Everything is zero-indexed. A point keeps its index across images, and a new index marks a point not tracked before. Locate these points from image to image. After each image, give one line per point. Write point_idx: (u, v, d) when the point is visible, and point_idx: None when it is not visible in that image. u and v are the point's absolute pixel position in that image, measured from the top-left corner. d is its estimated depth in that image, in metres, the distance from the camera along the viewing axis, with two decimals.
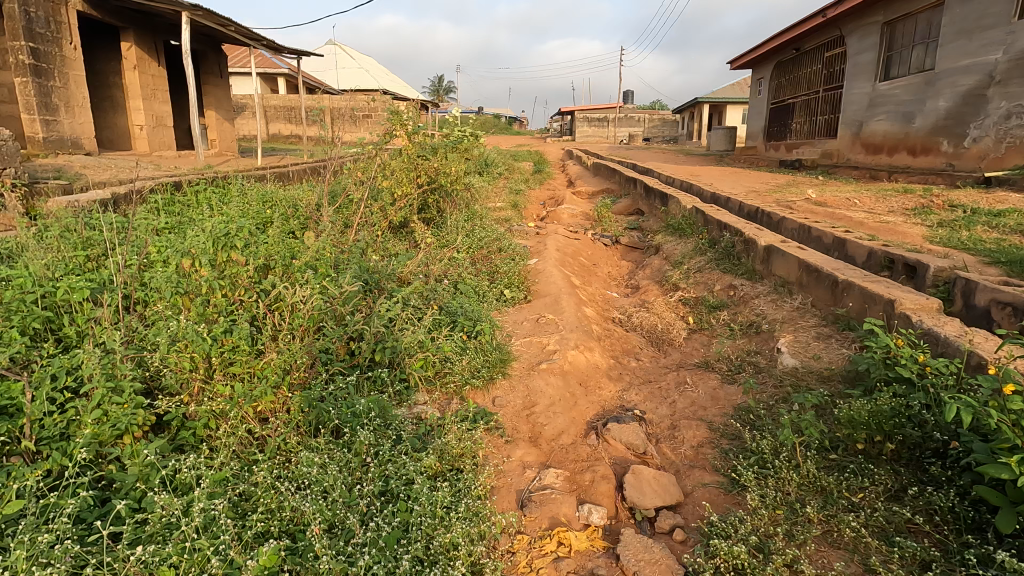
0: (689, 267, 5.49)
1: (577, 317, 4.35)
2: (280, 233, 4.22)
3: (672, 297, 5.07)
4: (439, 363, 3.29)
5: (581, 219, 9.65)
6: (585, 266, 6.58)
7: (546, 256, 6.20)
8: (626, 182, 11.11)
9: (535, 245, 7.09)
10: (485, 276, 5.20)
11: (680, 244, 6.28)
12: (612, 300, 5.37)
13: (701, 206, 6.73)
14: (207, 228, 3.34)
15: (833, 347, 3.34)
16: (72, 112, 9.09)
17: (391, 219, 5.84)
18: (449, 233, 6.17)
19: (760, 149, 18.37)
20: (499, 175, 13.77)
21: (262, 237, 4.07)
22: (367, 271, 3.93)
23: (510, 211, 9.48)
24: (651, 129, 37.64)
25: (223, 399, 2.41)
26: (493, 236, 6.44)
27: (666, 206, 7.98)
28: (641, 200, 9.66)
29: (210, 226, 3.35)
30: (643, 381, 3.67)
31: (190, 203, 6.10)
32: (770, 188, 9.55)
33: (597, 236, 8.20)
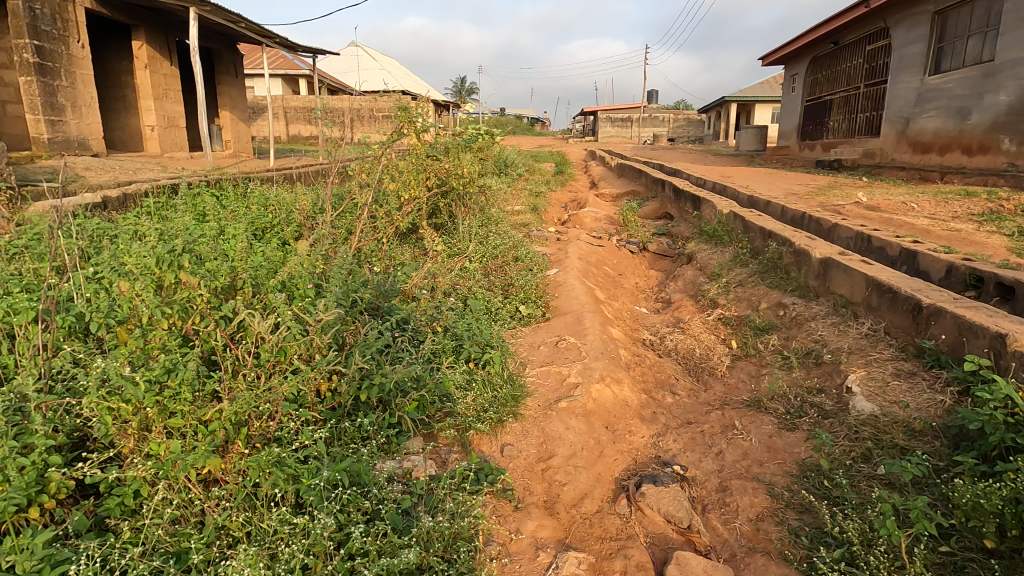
0: (729, 281, 4.87)
1: (602, 340, 3.79)
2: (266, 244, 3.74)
3: (710, 315, 4.47)
4: (437, 403, 2.77)
5: (604, 223, 9.05)
6: (609, 276, 6.00)
7: (567, 266, 5.65)
8: (653, 184, 10.46)
9: (556, 253, 6.54)
10: (499, 291, 4.66)
11: (717, 254, 5.65)
12: (642, 318, 4.78)
13: (740, 211, 6.09)
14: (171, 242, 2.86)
15: (920, 390, 2.72)
16: (80, 113, 8.84)
17: (397, 225, 5.34)
18: (461, 240, 5.64)
19: (793, 149, 17.52)
20: (519, 176, 13.24)
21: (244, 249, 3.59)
22: (360, 288, 3.42)
23: (529, 215, 8.94)
24: (677, 129, 36.69)
25: (157, 462, 1.91)
26: (509, 244, 5.90)
27: (698, 210, 7.34)
28: (669, 203, 9.02)
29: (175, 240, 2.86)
30: (682, 423, 3.09)
31: (184, 208, 5.68)
32: (811, 190, 8.84)
33: (623, 242, 7.60)
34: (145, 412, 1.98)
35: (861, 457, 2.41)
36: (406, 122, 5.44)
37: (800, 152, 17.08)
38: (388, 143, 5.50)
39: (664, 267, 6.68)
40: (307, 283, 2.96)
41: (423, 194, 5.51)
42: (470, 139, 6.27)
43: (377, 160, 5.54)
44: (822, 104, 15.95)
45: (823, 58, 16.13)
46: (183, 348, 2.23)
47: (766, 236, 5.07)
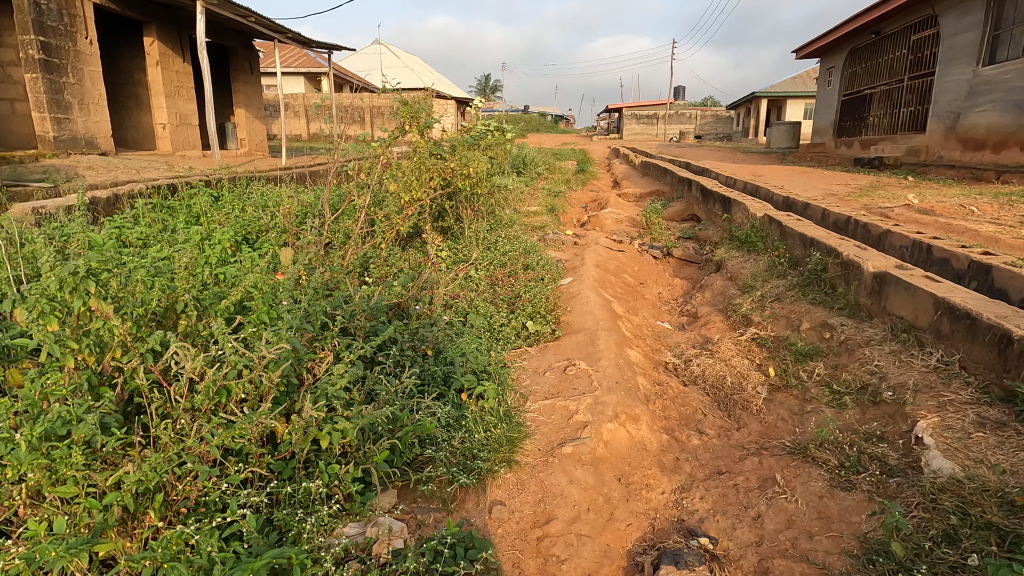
0: (764, 295, 4.32)
1: (618, 366, 3.30)
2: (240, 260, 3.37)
3: (743, 335, 3.93)
4: (414, 448, 2.34)
5: (626, 225, 8.50)
6: (629, 285, 5.48)
7: (582, 275, 5.16)
8: (678, 183, 9.86)
9: (571, 259, 6.05)
10: (504, 304, 4.19)
11: (750, 262, 5.09)
12: (664, 335, 4.27)
13: (775, 214, 5.52)
14: (109, 263, 2.48)
15: (1015, 447, 2.18)
16: (88, 110, 8.67)
17: (397, 230, 4.91)
18: (466, 247, 5.19)
19: (829, 146, 16.65)
20: (538, 175, 12.77)
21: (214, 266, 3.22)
22: (338, 308, 3.02)
23: (546, 217, 8.45)
24: (703, 126, 35.67)
25: (34, 547, 1.49)
26: (520, 250, 5.42)
27: (728, 212, 6.76)
28: (696, 204, 8.43)
29: (114, 263, 2.48)
30: (711, 472, 2.59)
31: (177, 212, 5.36)
32: (852, 191, 8.16)
33: (645, 247, 7.06)
34: (27, 478, 1.57)
35: (944, 538, 1.90)
36: (407, 116, 5.04)
37: (836, 149, 16.22)
38: (389, 140, 5.08)
39: (690, 275, 6.13)
40: (269, 306, 2.56)
41: (426, 196, 5.08)
42: (479, 136, 5.82)
43: (377, 159, 5.13)
44: (860, 99, 15.08)
45: (863, 50, 15.24)
46: (95, 393, 1.84)
47: (807, 244, 4.50)
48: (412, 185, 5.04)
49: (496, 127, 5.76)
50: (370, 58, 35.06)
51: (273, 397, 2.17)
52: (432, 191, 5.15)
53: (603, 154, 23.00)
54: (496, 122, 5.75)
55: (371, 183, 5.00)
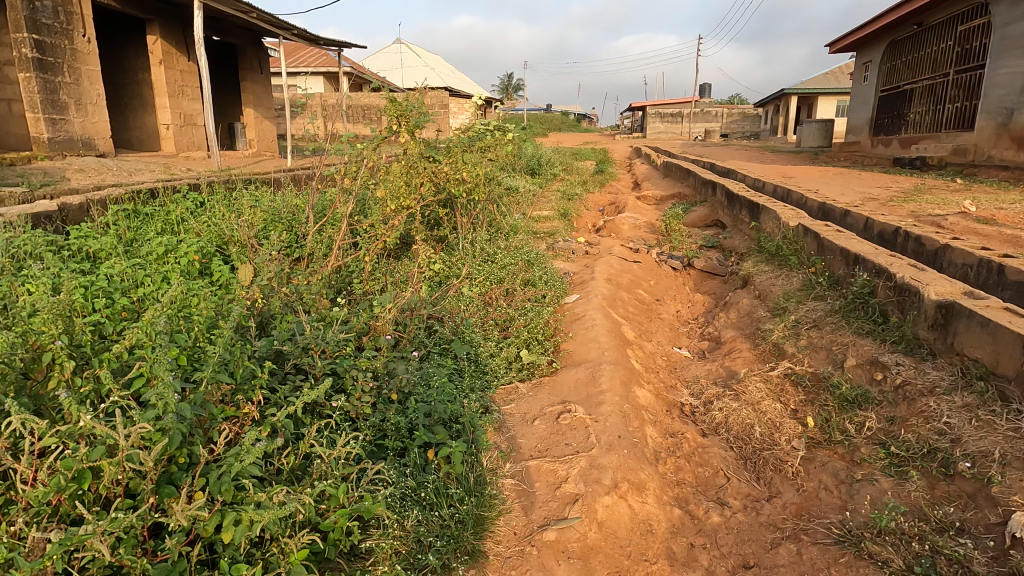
0: (800, 322, 3.72)
1: (623, 414, 2.76)
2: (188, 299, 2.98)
3: (776, 371, 3.33)
4: (351, 538, 1.85)
5: (645, 231, 7.89)
6: (644, 303, 4.91)
7: (590, 291, 4.61)
8: (702, 186, 9.21)
9: (580, 271, 5.50)
10: (496, 330, 3.67)
11: (783, 280, 4.47)
12: (681, 367, 3.69)
13: (811, 223, 4.87)
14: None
15: None
16: (85, 111, 8.41)
17: (382, 243, 4.43)
18: (460, 262, 4.68)
19: (864, 145, 15.73)
20: (554, 177, 12.20)
21: (155, 308, 2.83)
22: (288, 350, 2.60)
23: (558, 223, 7.90)
24: (729, 124, 34.59)
25: None
26: (521, 262, 4.88)
27: (757, 219, 6.11)
28: (721, 209, 7.78)
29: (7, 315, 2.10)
30: (735, 568, 2.02)
31: (153, 222, 4.96)
32: (895, 195, 7.43)
33: (664, 256, 6.46)
34: None
35: None
36: (393, 113, 4.55)
37: (872, 148, 15.30)
38: (375, 141, 4.60)
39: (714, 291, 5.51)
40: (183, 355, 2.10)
41: (415, 204, 4.58)
42: (478, 136, 5.32)
43: (360, 163, 4.64)
44: (899, 94, 14.15)
45: (903, 42, 14.29)
46: None
47: (851, 261, 3.88)
48: (401, 191, 4.55)
49: (497, 125, 5.22)
50: (390, 57, 34.84)
51: (167, 476, 1.70)
52: (423, 198, 4.65)
53: (625, 154, 22.29)
54: (497, 119, 5.22)
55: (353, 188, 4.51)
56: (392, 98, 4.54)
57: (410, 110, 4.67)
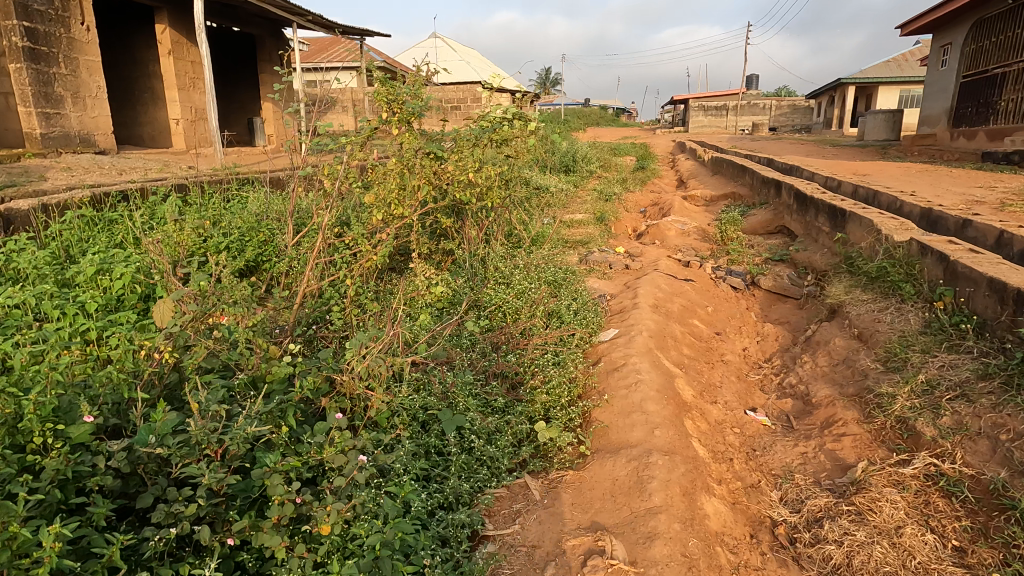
0: (938, 389, 2.62)
1: (689, 562, 1.77)
2: (76, 369, 2.18)
3: (911, 470, 2.27)
4: None
5: (695, 240, 6.78)
6: (701, 339, 3.84)
7: (632, 325, 3.61)
8: (760, 185, 7.99)
9: (620, 292, 4.49)
10: (503, 390, 2.70)
11: (895, 319, 3.34)
12: (764, 445, 2.66)
13: (928, 238, 3.72)
14: None
15: None
16: (83, 104, 7.83)
17: (367, 264, 3.53)
18: (466, 288, 3.73)
19: (941, 137, 14.04)
20: (590, 174, 11.14)
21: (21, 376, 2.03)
22: (168, 457, 1.72)
23: (593, 229, 6.87)
24: (779, 116, 32.57)
25: None
26: (544, 287, 3.88)
27: (841, 228, 4.95)
28: (788, 213, 6.58)
29: None
30: None
31: (111, 232, 4.22)
32: (1008, 197, 6.09)
33: (722, 272, 5.36)
34: None
35: None
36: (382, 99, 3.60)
37: (951, 141, 13.62)
38: (362, 135, 3.66)
39: (789, 323, 4.39)
40: None
41: (410, 213, 3.63)
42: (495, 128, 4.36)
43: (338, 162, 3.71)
44: (986, 80, 12.46)
45: (993, 20, 12.56)
46: None
47: (1009, 300, 2.75)
48: (389, 197, 3.58)
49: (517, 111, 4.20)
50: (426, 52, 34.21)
51: None
52: (419, 208, 3.69)
53: (667, 148, 20.90)
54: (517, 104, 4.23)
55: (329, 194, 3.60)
56: (381, 77, 3.58)
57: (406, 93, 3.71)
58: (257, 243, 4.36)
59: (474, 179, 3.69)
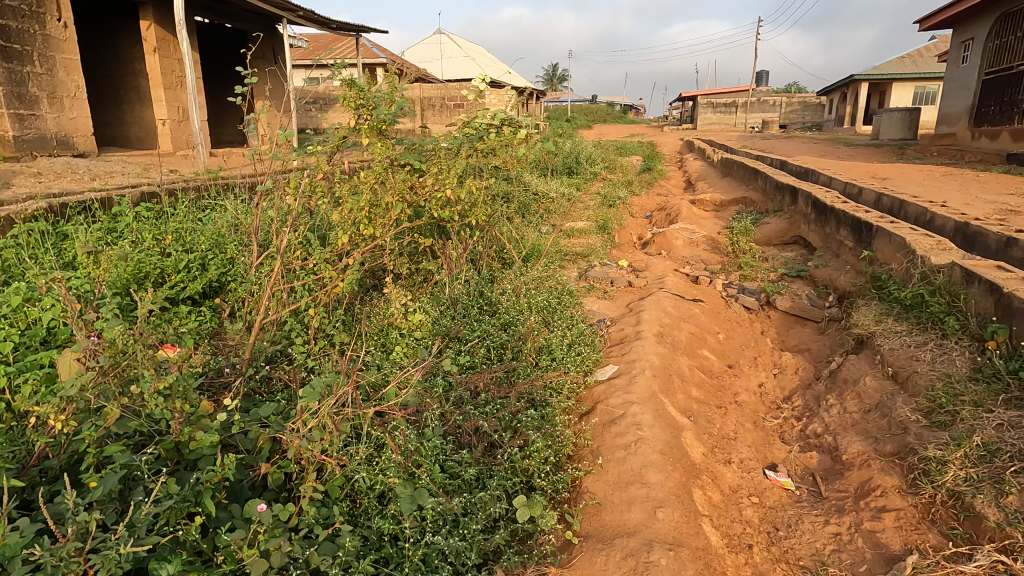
0: (1000, 456, 2.19)
1: None
2: None
3: (974, 569, 1.85)
4: None
5: (706, 250, 6.32)
6: (714, 377, 3.40)
7: (633, 360, 3.19)
8: (774, 190, 7.52)
9: (621, 316, 4.08)
10: (477, 450, 2.31)
11: (938, 359, 2.90)
12: (788, 521, 2.23)
13: (972, 262, 3.27)
14: None
15: None
16: (61, 104, 7.47)
17: (332, 292, 3.13)
18: (448, 319, 3.31)
19: (961, 137, 13.48)
20: (594, 176, 10.70)
21: None
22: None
23: (595, 238, 6.45)
24: (788, 113, 31.90)
25: None
26: (536, 315, 3.47)
27: (866, 244, 4.49)
28: (804, 222, 6.12)
29: None
30: None
31: (59, 250, 3.84)
32: None
33: (735, 290, 4.91)
34: None
35: None
36: (351, 103, 3.17)
37: (971, 141, 13.05)
38: (328, 142, 3.21)
39: (812, 352, 3.94)
40: None
41: (383, 233, 3.14)
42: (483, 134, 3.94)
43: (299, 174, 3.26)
44: (1010, 77, 11.90)
45: (1018, 15, 11.98)
46: None
47: None
48: (359, 215, 3.12)
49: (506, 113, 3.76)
50: (430, 48, 33.74)
51: None
52: (395, 225, 3.23)
53: (674, 147, 20.35)
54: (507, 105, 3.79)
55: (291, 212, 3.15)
56: (349, 78, 3.17)
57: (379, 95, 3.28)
58: (221, 263, 3.96)
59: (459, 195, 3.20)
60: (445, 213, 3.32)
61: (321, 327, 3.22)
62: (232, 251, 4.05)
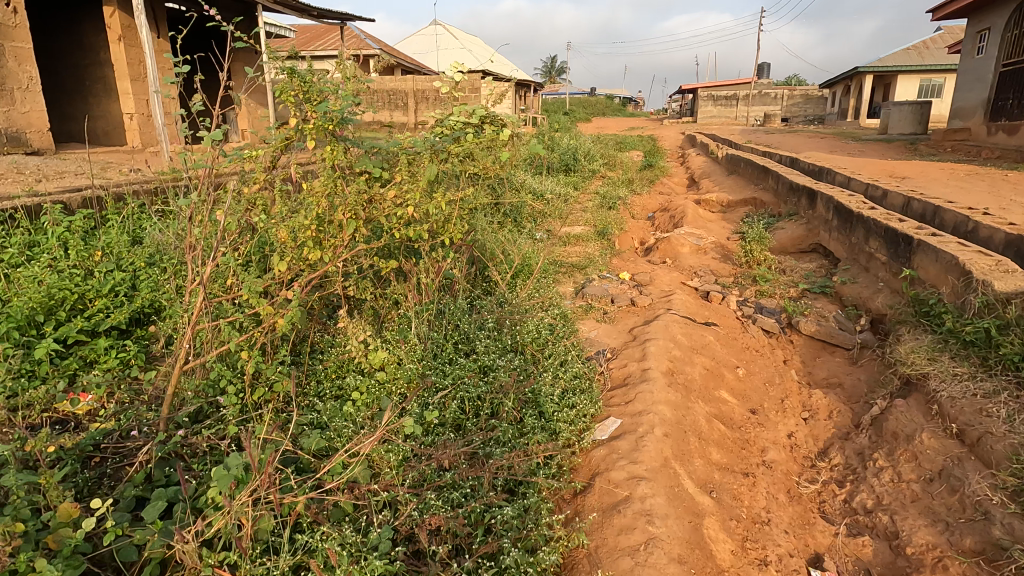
0: None
1: None
2: None
3: None
4: None
5: (715, 260, 5.75)
6: (736, 428, 2.84)
7: (640, 413, 2.62)
8: (787, 192, 6.93)
9: (624, 346, 3.51)
10: (438, 562, 1.75)
11: (1018, 420, 2.34)
12: None
13: None
14: None
15: None
16: (11, 98, 6.84)
17: (272, 331, 2.55)
18: (415, 361, 2.74)
19: (976, 132, 12.90)
20: (593, 173, 10.09)
21: None
22: None
23: (594, 246, 5.87)
24: (791, 106, 31.23)
25: None
26: (522, 355, 2.90)
27: (904, 260, 3.93)
28: (824, 229, 5.55)
29: None
30: None
31: None
32: None
33: (751, 310, 4.34)
34: None
35: None
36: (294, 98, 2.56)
37: (987, 137, 12.46)
38: (268, 145, 2.61)
39: (846, 389, 3.38)
40: None
41: (337, 261, 2.58)
42: None
43: (234, 183, 2.66)
44: None
45: None
46: None
47: None
48: (305, 237, 2.53)
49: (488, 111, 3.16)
50: (426, 39, 32.96)
51: None
52: (351, 249, 2.64)
53: (675, 141, 19.71)
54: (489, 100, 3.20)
55: (221, 232, 2.55)
56: (291, 68, 2.56)
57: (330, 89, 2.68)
58: (153, 285, 3.37)
59: (430, 212, 2.62)
60: (413, 233, 2.73)
61: (260, 372, 2.65)
62: (166, 271, 3.41)
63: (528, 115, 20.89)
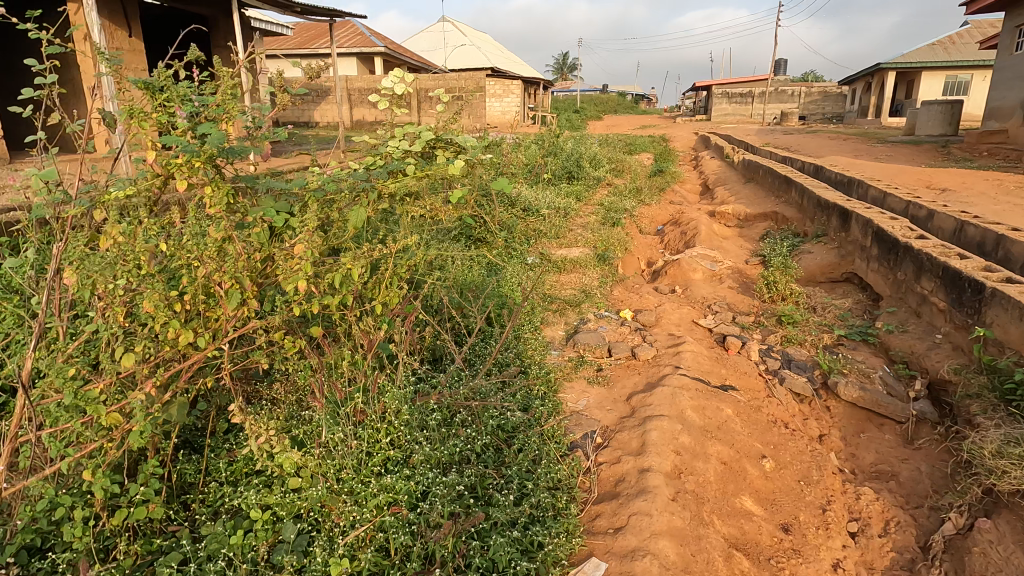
0: None
1: None
2: None
3: None
4: None
5: (732, 290, 5.00)
6: (765, 562, 2.11)
7: (633, 556, 1.91)
8: (814, 208, 6.14)
9: (619, 424, 2.79)
10: None
11: None
12: None
13: None
14: None
15: None
16: None
17: (127, 443, 1.86)
18: (332, 476, 2.04)
19: (1014, 134, 11.96)
20: (598, 181, 9.36)
21: None
22: None
23: (592, 274, 5.14)
24: (808, 104, 30.10)
25: None
26: (476, 460, 2.20)
27: (971, 311, 3.17)
28: (861, 256, 4.78)
29: None
30: None
31: None
32: None
33: (778, 363, 3.60)
34: None
35: None
36: (149, 122, 1.83)
37: None
38: (124, 188, 1.90)
39: (903, 485, 2.65)
40: None
41: (216, 345, 1.88)
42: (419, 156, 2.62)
43: (79, 232, 1.95)
44: None
45: None
46: None
47: None
48: (171, 316, 1.83)
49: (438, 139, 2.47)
50: (434, 36, 32.31)
51: None
52: (240, 328, 1.95)
53: (688, 142, 18.87)
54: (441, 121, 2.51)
55: (54, 306, 1.84)
56: (142, 79, 1.82)
57: (208, 110, 1.96)
58: None
59: (347, 281, 1.90)
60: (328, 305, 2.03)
61: (118, 493, 1.95)
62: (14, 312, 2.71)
63: (536, 114, 20.16)
